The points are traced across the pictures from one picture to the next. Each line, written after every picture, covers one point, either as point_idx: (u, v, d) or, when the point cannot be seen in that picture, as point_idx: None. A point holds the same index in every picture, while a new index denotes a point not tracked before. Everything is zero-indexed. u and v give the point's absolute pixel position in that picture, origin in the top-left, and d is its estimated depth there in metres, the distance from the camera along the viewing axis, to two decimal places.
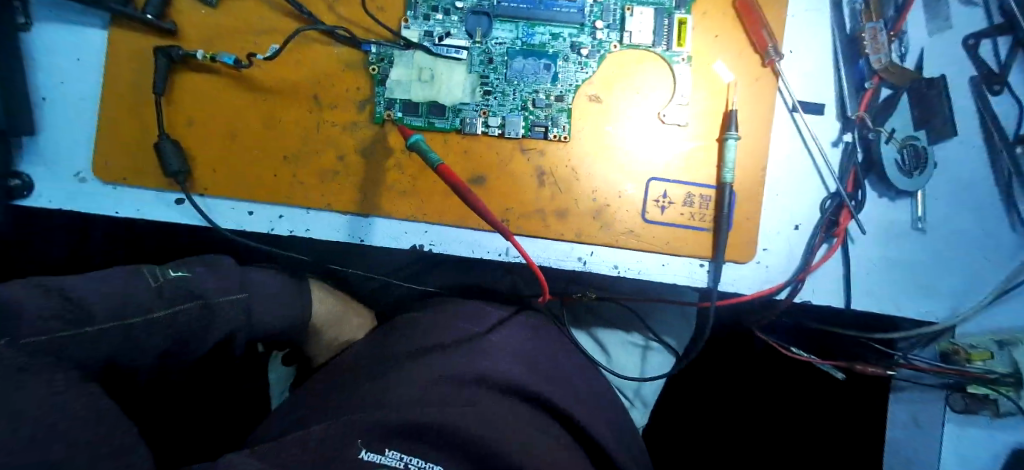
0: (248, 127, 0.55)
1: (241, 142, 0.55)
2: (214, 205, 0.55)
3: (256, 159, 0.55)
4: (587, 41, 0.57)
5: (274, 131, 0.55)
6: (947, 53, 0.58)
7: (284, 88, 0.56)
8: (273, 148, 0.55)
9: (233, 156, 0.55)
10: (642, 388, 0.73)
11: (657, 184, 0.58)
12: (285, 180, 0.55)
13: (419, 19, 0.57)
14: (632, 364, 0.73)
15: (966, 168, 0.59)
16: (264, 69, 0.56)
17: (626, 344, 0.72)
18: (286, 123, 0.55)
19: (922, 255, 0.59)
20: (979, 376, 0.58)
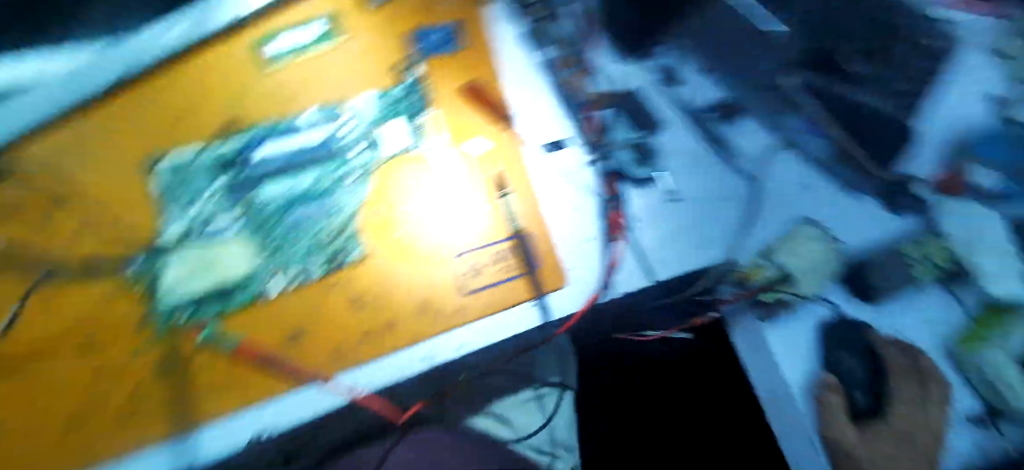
0: (33, 396, 0.57)
1: (27, 412, 0.56)
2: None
3: (47, 429, 0.55)
4: (348, 170, 0.64)
5: (59, 400, 0.56)
6: (634, 74, 0.81)
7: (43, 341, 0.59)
8: (66, 407, 0.56)
9: (21, 433, 0.55)
10: (554, 435, 0.78)
11: (463, 259, 0.64)
12: (86, 436, 0.54)
13: (179, 217, 0.65)
14: (534, 422, 0.78)
15: (684, 143, 0.78)
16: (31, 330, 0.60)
17: (522, 405, 0.78)
18: (73, 377, 0.57)
19: (685, 218, 0.74)
20: (765, 286, 0.75)
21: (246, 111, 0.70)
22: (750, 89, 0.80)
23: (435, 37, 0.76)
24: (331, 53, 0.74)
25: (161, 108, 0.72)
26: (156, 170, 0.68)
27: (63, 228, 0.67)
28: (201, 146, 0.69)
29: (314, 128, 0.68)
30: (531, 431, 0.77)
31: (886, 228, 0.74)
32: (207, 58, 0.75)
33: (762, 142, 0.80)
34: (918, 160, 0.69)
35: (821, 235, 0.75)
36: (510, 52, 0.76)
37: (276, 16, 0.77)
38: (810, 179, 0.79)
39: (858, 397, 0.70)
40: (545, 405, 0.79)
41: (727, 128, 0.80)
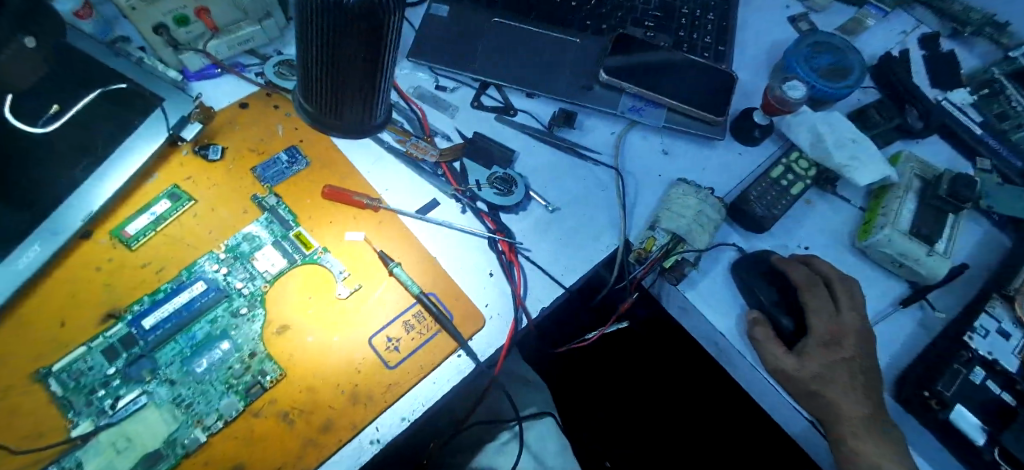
0: None
1: None
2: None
3: None
4: (241, 302, 0.67)
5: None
6: (471, 119, 0.88)
7: None
8: None
9: None
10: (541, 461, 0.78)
11: (377, 339, 0.68)
12: None
13: (86, 410, 0.60)
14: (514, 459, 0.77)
15: (541, 159, 0.86)
16: None
17: (500, 449, 0.77)
18: None
19: (567, 224, 0.82)
20: (664, 252, 0.81)
21: (125, 294, 0.67)
22: (576, 94, 0.90)
23: (280, 159, 0.77)
24: (189, 214, 0.72)
25: (23, 342, 0.62)
26: (49, 376, 0.61)
27: None
28: (83, 347, 0.63)
29: (198, 280, 0.68)
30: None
31: (743, 165, 0.92)
32: (69, 262, 0.67)
33: (608, 133, 0.91)
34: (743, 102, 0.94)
35: (691, 190, 0.86)
36: (352, 145, 0.81)
37: (123, 204, 0.72)
38: (664, 146, 0.92)
39: (785, 323, 0.77)
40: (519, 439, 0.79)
41: (571, 133, 0.89)
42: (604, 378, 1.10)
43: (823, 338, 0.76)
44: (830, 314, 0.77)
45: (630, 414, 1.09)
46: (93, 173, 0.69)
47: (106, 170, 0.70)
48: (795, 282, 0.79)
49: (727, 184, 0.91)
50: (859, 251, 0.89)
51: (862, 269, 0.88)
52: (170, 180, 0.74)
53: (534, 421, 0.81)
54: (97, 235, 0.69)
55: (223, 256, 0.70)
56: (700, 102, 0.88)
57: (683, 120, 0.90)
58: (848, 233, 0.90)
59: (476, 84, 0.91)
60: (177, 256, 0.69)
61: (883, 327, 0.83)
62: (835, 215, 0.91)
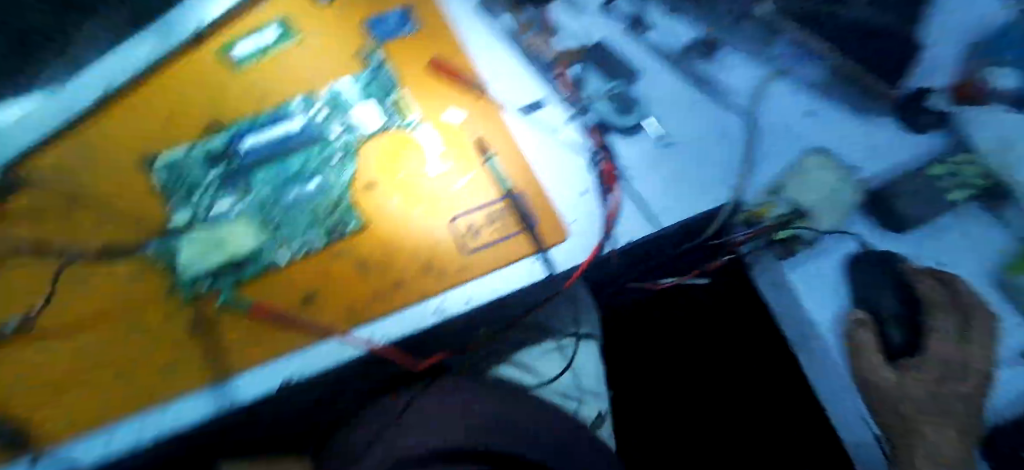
0: (66, 368, 0.58)
1: (66, 383, 0.58)
2: (71, 450, 0.55)
3: (87, 389, 0.57)
4: (334, 149, 0.68)
5: (95, 353, 0.59)
6: (599, 25, 0.81)
7: (76, 323, 0.60)
8: (104, 369, 0.58)
9: (61, 398, 0.57)
10: (579, 381, 0.81)
11: (459, 222, 0.67)
12: (122, 395, 0.57)
13: (184, 205, 0.65)
14: (558, 368, 0.80)
15: (664, 85, 0.77)
16: (64, 313, 0.61)
17: (546, 355, 0.81)
18: (105, 342, 0.59)
19: (679, 161, 0.74)
20: (778, 223, 0.74)
21: (225, 108, 0.70)
22: (721, 23, 0.82)
23: (391, 20, 0.76)
24: (295, 48, 0.74)
25: (131, 129, 0.69)
26: (156, 167, 0.67)
27: (77, 225, 0.65)
28: (187, 148, 0.68)
29: (294, 116, 0.69)
30: (554, 377, 0.80)
31: (897, 152, 0.77)
32: (179, 67, 0.72)
33: (751, 74, 0.79)
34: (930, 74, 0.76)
35: (828, 162, 0.75)
36: (466, 23, 0.78)
37: (232, 24, 0.74)
38: (812, 105, 0.78)
39: (893, 335, 0.71)
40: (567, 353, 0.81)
41: (706, 66, 0.80)
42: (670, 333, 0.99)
43: (943, 371, 0.68)
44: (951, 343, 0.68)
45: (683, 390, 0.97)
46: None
47: None
48: (924, 294, 0.71)
49: (874, 167, 0.77)
50: (998, 284, 0.75)
51: (1006, 304, 0.75)
52: (283, 12, 0.76)
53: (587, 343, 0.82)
54: (204, 47, 0.73)
55: (320, 100, 0.71)
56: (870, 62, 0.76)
57: (844, 82, 0.78)
58: (997, 258, 0.76)
59: None
60: (278, 87, 0.72)
61: (1006, 373, 0.72)
62: (994, 236, 0.77)
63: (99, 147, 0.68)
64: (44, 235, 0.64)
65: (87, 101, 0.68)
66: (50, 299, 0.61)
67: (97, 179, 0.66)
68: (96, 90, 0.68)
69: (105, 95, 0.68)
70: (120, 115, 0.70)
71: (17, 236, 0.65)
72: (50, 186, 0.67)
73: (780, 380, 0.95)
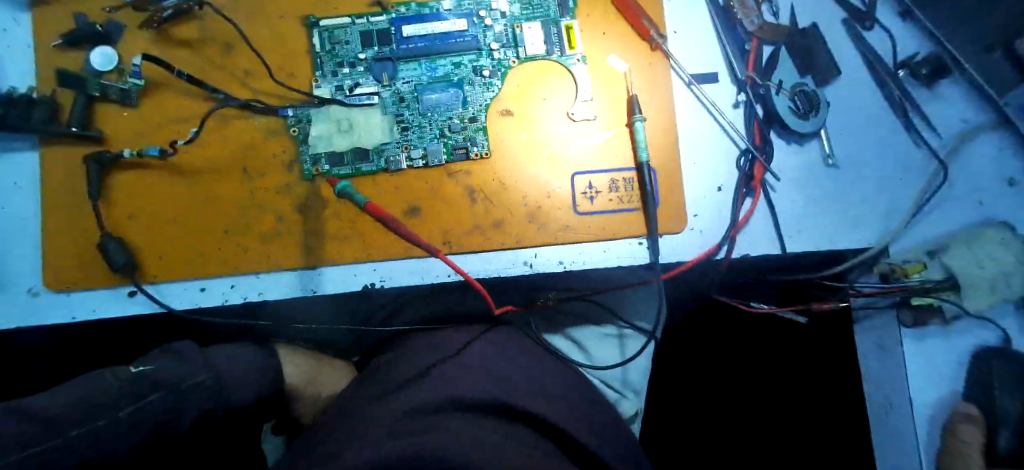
0: (185, 205, 0.60)
1: (184, 220, 0.60)
2: (169, 290, 0.59)
3: (198, 232, 0.60)
4: (486, 63, 0.63)
5: (213, 208, 0.60)
6: (817, 6, 0.68)
7: (202, 164, 0.61)
8: (217, 218, 0.60)
9: (174, 234, 0.60)
10: (627, 375, 0.79)
11: (582, 179, 0.63)
12: (228, 249, 0.59)
13: (330, 78, 0.62)
14: (612, 358, 0.78)
15: (859, 98, 0.67)
16: (197, 152, 0.61)
17: (602, 339, 0.78)
18: (222, 193, 0.60)
19: (840, 190, 0.66)
20: (919, 288, 0.65)
21: None
22: (965, 45, 0.67)
23: None
24: None
25: None
26: (314, 29, 0.63)
27: (233, 69, 0.63)
28: (348, 19, 0.63)
29: (461, 16, 0.63)
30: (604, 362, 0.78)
31: None
32: None
33: (963, 115, 0.67)
34: None
35: (1010, 240, 0.64)
36: None
37: None
38: (1019, 174, 0.66)
39: (1004, 439, 0.63)
40: (624, 343, 0.78)
41: (919, 92, 0.67)
42: None
43: None
44: None
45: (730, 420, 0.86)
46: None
47: None
48: None
49: None
50: None
51: None
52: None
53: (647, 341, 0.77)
54: None
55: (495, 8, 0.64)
56: None
57: None
58: None
59: None
60: None
61: None
62: None
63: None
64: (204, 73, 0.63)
65: None
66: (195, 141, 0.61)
67: (256, 23, 0.64)
68: None
69: None
70: None
71: (181, 66, 0.63)
72: (218, 21, 0.64)
73: None
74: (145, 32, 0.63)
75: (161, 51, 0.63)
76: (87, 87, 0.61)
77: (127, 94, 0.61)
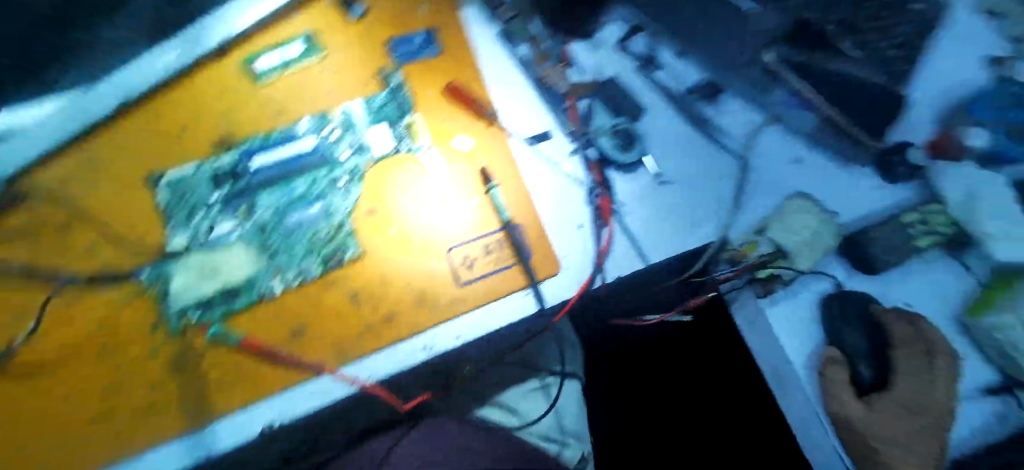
0: (41, 409, 0.56)
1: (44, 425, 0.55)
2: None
3: (64, 434, 0.55)
4: (341, 172, 0.66)
5: (70, 407, 0.55)
6: (612, 61, 0.81)
7: (53, 358, 0.57)
8: (83, 411, 0.55)
9: (35, 444, 0.54)
10: (563, 422, 0.78)
11: (457, 252, 0.67)
12: (100, 441, 0.54)
13: (183, 227, 0.62)
14: (541, 407, 0.77)
15: (668, 124, 0.80)
16: (45, 345, 0.58)
17: (528, 394, 0.78)
18: (83, 381, 0.56)
19: (676, 200, 0.77)
20: (759, 262, 0.76)
21: (239, 123, 0.67)
22: (727, 67, 0.82)
23: (414, 42, 0.74)
24: (317, 66, 0.70)
25: (140, 140, 0.65)
26: (158, 185, 0.63)
27: (69, 247, 0.61)
28: (194, 166, 0.64)
29: (307, 137, 0.67)
30: (537, 418, 0.77)
31: (877, 200, 0.83)
32: (198, 79, 0.68)
33: (746, 119, 0.83)
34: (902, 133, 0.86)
35: (811, 206, 0.78)
36: (486, 51, 0.77)
37: (257, 38, 0.70)
38: (801, 153, 0.84)
39: (864, 372, 0.74)
40: (550, 392, 0.78)
41: (708, 109, 0.82)
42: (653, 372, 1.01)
43: (910, 404, 0.70)
44: (918, 382, 0.71)
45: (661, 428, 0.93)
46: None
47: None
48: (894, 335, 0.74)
49: (851, 214, 0.82)
50: (962, 324, 0.80)
51: (966, 348, 0.80)
52: (308, 26, 0.72)
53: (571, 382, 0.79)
54: (229, 59, 0.69)
55: (334, 121, 0.68)
56: (861, 115, 0.79)
57: (834, 131, 0.82)
58: (963, 305, 0.81)
59: (629, 25, 0.86)
60: (297, 104, 0.68)
61: (965, 411, 0.77)
62: (959, 284, 0.82)
63: (104, 160, 0.64)
64: (33, 258, 0.61)
65: (104, 109, 0.64)
66: (36, 329, 0.58)
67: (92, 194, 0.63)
68: (115, 97, 0.65)
69: (124, 103, 0.65)
70: (133, 124, 0.66)
71: (8, 258, 0.61)
72: (50, 203, 0.63)
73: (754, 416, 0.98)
74: None
75: None
76: None
77: None
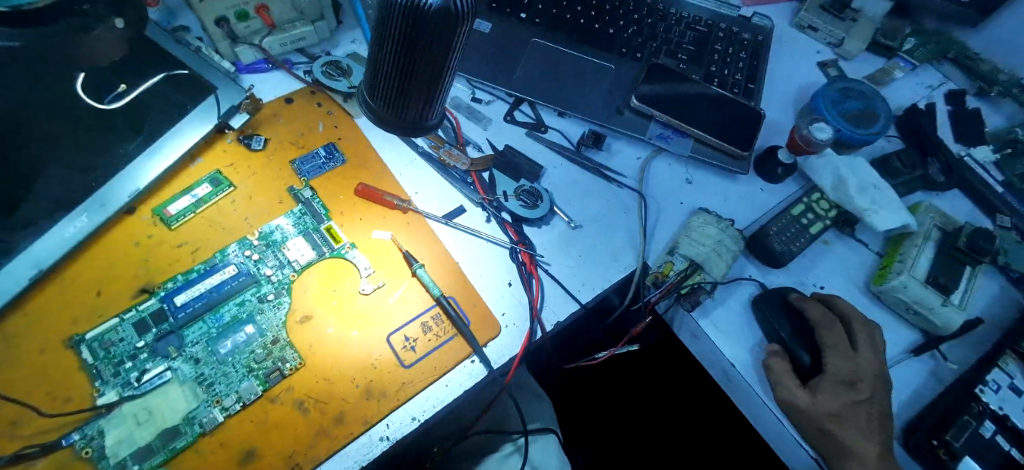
0: None
1: None
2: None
3: None
4: (269, 288, 0.69)
5: None
6: (505, 133, 0.90)
7: None
8: None
9: None
10: None
11: (396, 337, 0.69)
12: None
13: (110, 381, 0.61)
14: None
15: (568, 176, 0.88)
16: None
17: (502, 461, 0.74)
18: None
19: (590, 241, 0.83)
20: (682, 278, 0.81)
21: (159, 267, 0.69)
22: (608, 118, 0.93)
23: (319, 154, 0.80)
24: (228, 199, 0.74)
25: (56, 308, 0.65)
26: (80, 347, 0.62)
27: None
28: (116, 319, 0.64)
29: (229, 263, 0.69)
30: None
31: (765, 200, 0.94)
32: (111, 237, 0.70)
33: (636, 156, 0.93)
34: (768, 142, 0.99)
35: (714, 219, 0.86)
36: (387, 149, 0.83)
37: (166, 186, 0.74)
38: (689, 174, 0.94)
39: (805, 359, 0.78)
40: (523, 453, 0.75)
41: (598, 155, 0.91)
42: (608, 400, 1.08)
43: (843, 379, 0.76)
44: (846, 357, 0.77)
45: (631, 427, 1.07)
46: (143, 150, 0.71)
47: (161, 144, 0.72)
48: (813, 318, 0.80)
49: (747, 218, 0.92)
50: (871, 293, 0.89)
51: (880, 316, 0.87)
52: (212, 165, 0.76)
53: (541, 436, 0.78)
54: (140, 213, 0.72)
55: (254, 244, 0.71)
56: (729, 135, 0.90)
57: (711, 152, 0.92)
58: (864, 277, 0.90)
59: (511, 99, 0.93)
60: (216, 239, 0.71)
61: (898, 372, 0.83)
62: (854, 257, 0.92)
63: (17, 332, 0.63)
64: None
65: (18, 285, 0.63)
66: None
67: (12, 366, 0.61)
68: (25, 272, 0.64)
69: (38, 273, 0.64)
70: (52, 292, 0.65)
71: None
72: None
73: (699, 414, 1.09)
74: None
75: None
76: None
77: None
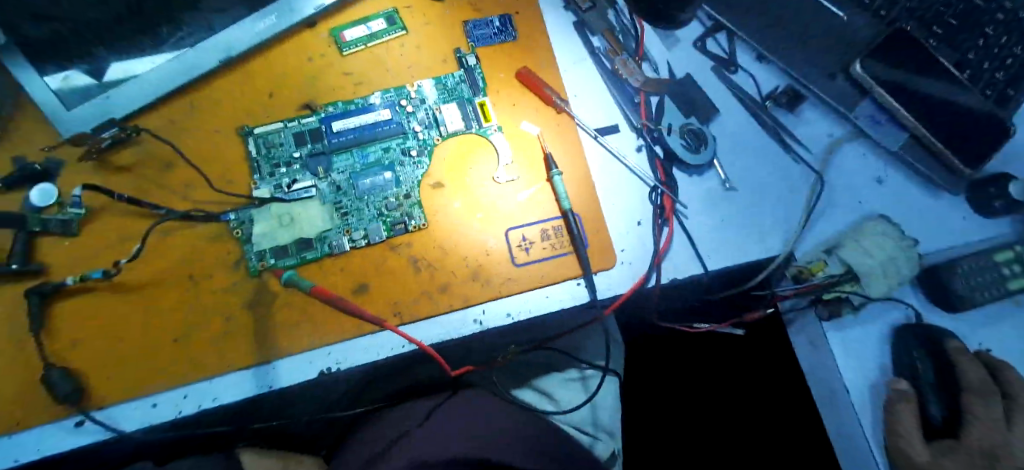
0: (129, 320, 0.61)
1: (130, 338, 0.60)
2: (118, 411, 0.58)
3: (144, 348, 0.60)
4: (413, 143, 0.69)
5: (151, 328, 0.61)
6: (688, 59, 0.80)
7: (143, 284, 0.62)
8: (162, 332, 0.61)
9: (121, 354, 0.60)
10: (597, 416, 0.78)
11: (515, 233, 0.68)
12: (172, 360, 0.60)
13: (267, 179, 0.67)
14: (578, 400, 0.77)
15: (741, 130, 0.78)
16: (141, 272, 0.62)
17: (566, 384, 0.78)
18: (168, 309, 0.61)
19: (741, 205, 0.75)
20: (829, 282, 0.71)
21: (322, 91, 0.71)
22: (816, 77, 0.78)
23: (492, 24, 0.76)
24: (398, 42, 0.74)
25: (232, 97, 0.70)
26: (248, 137, 0.68)
27: (167, 189, 0.66)
28: (280, 124, 0.69)
29: (383, 107, 0.70)
30: (574, 407, 0.77)
31: (964, 232, 0.78)
32: (289, 44, 0.72)
33: (827, 132, 0.80)
34: (998, 166, 0.80)
35: (889, 230, 0.73)
36: (561, 41, 0.77)
37: (342, 13, 0.74)
38: (882, 172, 0.79)
39: (934, 412, 0.68)
40: (588, 385, 0.78)
41: (785, 117, 0.80)
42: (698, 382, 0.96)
43: (980, 454, 0.66)
44: (988, 431, 0.66)
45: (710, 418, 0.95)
46: None
47: None
48: (969, 379, 0.68)
49: (934, 244, 0.77)
50: None
51: None
52: (391, 3, 0.75)
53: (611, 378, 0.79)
54: (317, 30, 0.73)
55: (409, 96, 0.71)
56: (959, 145, 0.74)
57: (923, 152, 0.77)
58: None
59: (706, 25, 0.83)
60: (376, 76, 0.72)
61: None
62: None
63: (200, 106, 0.69)
64: (144, 191, 0.66)
65: (209, 63, 0.67)
66: (135, 257, 0.62)
67: (194, 138, 0.68)
68: (214, 54, 0.67)
69: (228, 58, 0.68)
70: (230, 79, 0.70)
71: (120, 190, 0.66)
72: (157, 142, 0.68)
73: (797, 432, 0.93)
74: (84, 166, 0.67)
75: (100, 179, 0.66)
76: (26, 224, 0.62)
77: (66, 223, 0.63)
